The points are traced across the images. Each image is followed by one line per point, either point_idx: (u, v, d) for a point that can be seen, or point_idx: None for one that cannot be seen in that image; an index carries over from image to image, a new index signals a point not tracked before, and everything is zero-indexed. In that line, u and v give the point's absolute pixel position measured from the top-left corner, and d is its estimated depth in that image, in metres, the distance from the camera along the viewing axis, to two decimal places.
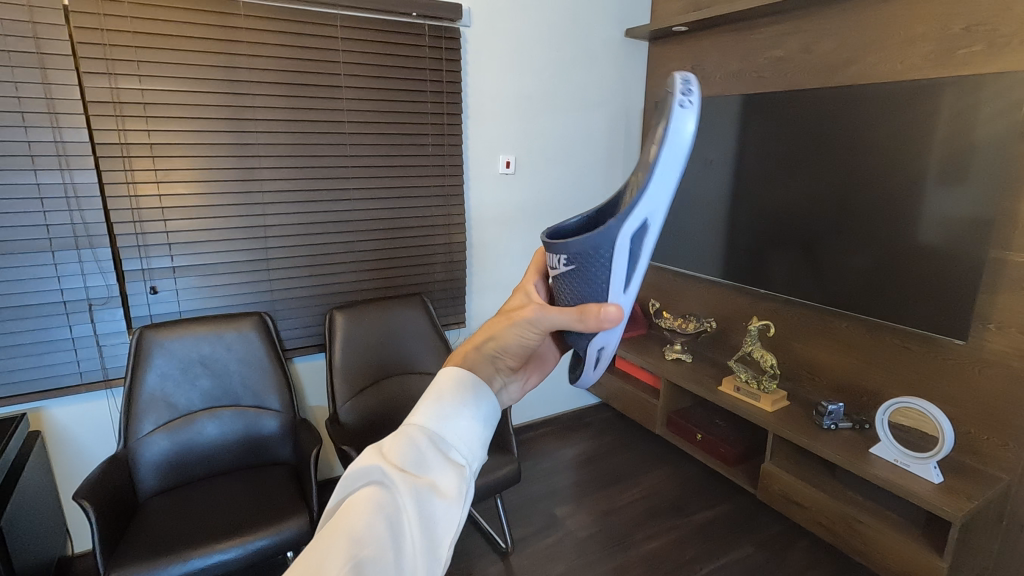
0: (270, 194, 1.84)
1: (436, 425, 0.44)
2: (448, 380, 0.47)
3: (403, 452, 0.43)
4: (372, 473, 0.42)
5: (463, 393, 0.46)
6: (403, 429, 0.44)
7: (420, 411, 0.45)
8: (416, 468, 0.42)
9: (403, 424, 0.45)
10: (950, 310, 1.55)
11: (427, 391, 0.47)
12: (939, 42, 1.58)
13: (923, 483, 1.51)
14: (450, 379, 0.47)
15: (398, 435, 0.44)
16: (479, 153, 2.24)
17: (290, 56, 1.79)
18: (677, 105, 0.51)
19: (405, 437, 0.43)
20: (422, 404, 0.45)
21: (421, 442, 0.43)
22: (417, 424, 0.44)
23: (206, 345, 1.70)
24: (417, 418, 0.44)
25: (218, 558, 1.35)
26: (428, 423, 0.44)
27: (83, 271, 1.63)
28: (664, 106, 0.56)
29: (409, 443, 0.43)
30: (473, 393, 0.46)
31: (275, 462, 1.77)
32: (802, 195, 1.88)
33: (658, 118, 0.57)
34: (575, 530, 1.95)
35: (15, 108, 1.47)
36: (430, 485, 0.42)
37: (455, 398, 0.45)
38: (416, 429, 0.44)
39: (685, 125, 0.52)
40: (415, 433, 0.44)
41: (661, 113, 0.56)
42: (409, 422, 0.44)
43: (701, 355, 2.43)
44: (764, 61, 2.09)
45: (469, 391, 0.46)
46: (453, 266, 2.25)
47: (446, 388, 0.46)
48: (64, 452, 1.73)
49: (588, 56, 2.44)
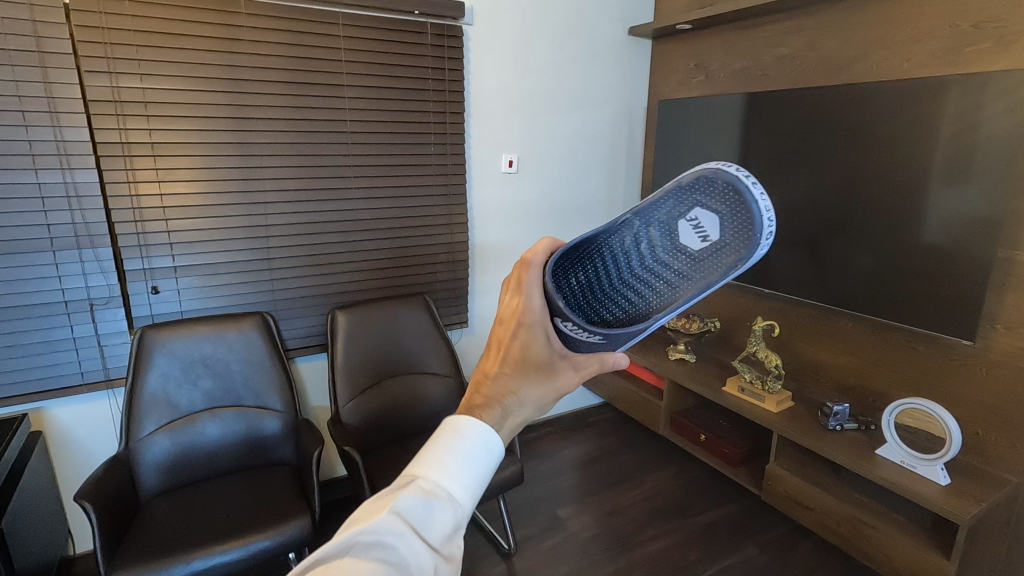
0: (273, 192, 1.83)
1: (448, 486, 0.40)
2: (452, 437, 0.43)
3: (422, 516, 0.38)
4: (376, 536, 0.36)
5: (467, 453, 0.42)
6: (421, 486, 0.40)
7: (423, 472, 0.40)
8: (434, 535, 0.38)
9: (419, 480, 0.40)
10: (958, 310, 1.53)
11: (438, 444, 0.42)
12: (946, 39, 1.57)
13: (929, 484, 1.50)
14: (453, 436, 0.43)
15: (417, 492, 0.39)
16: (482, 152, 2.23)
17: (293, 54, 1.78)
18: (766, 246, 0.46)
19: (417, 497, 0.39)
20: (436, 459, 0.41)
21: (442, 506, 0.39)
22: (438, 483, 0.40)
23: (208, 345, 1.69)
24: (436, 476, 0.40)
25: (220, 559, 1.34)
26: (447, 484, 0.40)
27: (85, 270, 1.62)
28: (736, 215, 0.46)
29: (430, 505, 0.39)
30: (480, 453, 0.42)
31: (277, 463, 1.76)
32: (807, 194, 1.87)
33: (715, 212, 0.47)
34: (579, 531, 1.94)
35: (16, 106, 1.47)
36: (443, 554, 0.38)
37: (461, 459, 0.42)
38: (436, 488, 0.40)
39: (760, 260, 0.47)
40: (437, 494, 0.39)
41: (735, 226, 0.46)
42: (428, 479, 0.40)
43: (705, 355, 2.41)
44: (768, 59, 2.07)
45: (475, 450, 0.42)
46: (455, 265, 2.23)
47: (454, 444, 0.42)
48: (66, 453, 1.72)
49: (593, 54, 2.42)
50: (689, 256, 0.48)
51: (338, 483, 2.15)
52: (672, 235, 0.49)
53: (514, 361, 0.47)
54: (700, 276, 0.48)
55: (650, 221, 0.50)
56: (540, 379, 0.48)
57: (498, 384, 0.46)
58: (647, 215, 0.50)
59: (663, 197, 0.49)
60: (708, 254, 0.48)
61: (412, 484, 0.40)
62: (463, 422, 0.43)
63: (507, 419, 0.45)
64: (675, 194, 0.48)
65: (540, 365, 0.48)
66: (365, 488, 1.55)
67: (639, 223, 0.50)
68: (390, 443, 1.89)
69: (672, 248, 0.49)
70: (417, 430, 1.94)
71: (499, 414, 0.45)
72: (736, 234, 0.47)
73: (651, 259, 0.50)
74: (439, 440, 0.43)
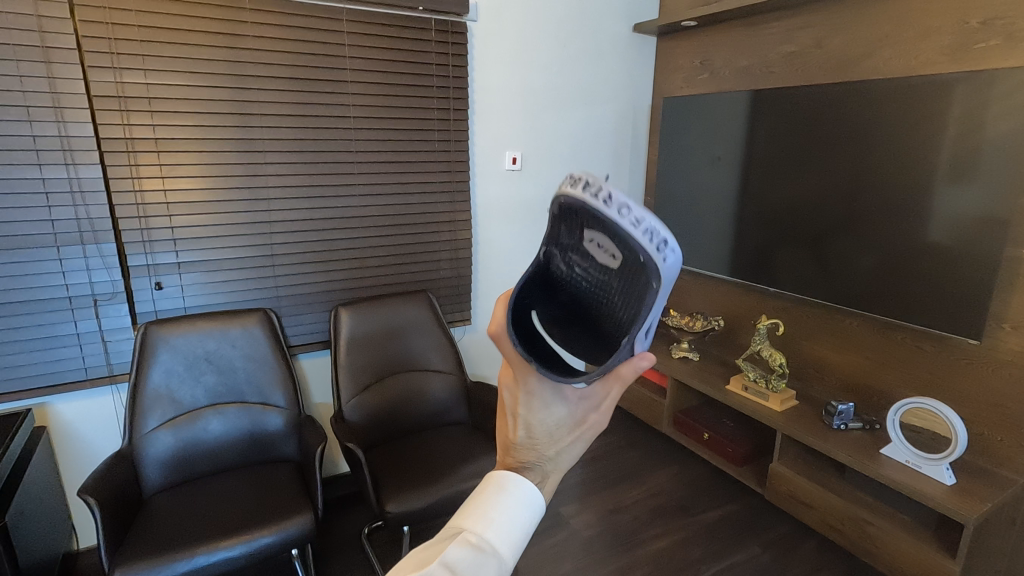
0: (275, 189, 1.83)
1: (492, 539, 0.45)
2: (499, 492, 0.47)
3: (468, 566, 0.43)
4: None
5: (512, 507, 0.46)
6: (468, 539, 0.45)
7: (468, 524, 0.45)
8: None
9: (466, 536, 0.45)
10: (965, 307, 1.52)
11: (487, 498, 0.47)
12: (955, 36, 1.55)
13: (934, 484, 1.49)
14: (500, 491, 0.47)
15: (466, 547, 0.44)
16: (486, 149, 2.22)
17: (297, 50, 1.77)
18: (660, 260, 0.41)
19: (465, 549, 0.44)
20: (484, 515, 0.46)
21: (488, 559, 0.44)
22: (484, 540, 0.45)
23: (211, 341, 1.69)
24: (483, 533, 0.45)
25: (222, 555, 1.34)
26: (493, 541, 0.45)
27: (88, 266, 1.62)
28: (618, 237, 0.42)
29: (475, 557, 0.44)
30: (522, 508, 0.46)
31: (280, 459, 1.76)
32: (812, 192, 1.86)
33: (599, 232, 0.43)
34: (582, 529, 1.94)
35: (20, 101, 1.47)
36: None
37: (506, 513, 0.46)
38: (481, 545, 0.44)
39: (674, 264, 0.42)
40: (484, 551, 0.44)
41: (620, 244, 0.42)
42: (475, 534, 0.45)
43: (709, 353, 2.41)
44: (775, 57, 2.06)
45: (519, 505, 0.46)
46: (459, 262, 2.22)
47: (499, 499, 0.47)
48: (71, 448, 1.73)
49: (597, 51, 2.41)
50: (615, 274, 0.46)
51: (340, 480, 2.15)
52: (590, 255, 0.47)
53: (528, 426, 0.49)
54: (630, 293, 0.45)
55: (564, 247, 0.49)
56: (558, 433, 0.49)
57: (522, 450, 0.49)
58: (559, 243, 0.49)
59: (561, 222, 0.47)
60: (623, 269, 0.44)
61: (460, 540, 0.45)
62: (506, 479, 0.48)
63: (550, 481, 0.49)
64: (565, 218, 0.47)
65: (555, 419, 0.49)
66: (370, 488, 1.54)
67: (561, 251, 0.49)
68: (393, 440, 1.89)
69: (598, 269, 0.47)
70: (420, 428, 1.95)
71: (538, 474, 0.49)
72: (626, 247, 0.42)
73: (592, 282, 0.48)
74: (488, 492, 0.47)
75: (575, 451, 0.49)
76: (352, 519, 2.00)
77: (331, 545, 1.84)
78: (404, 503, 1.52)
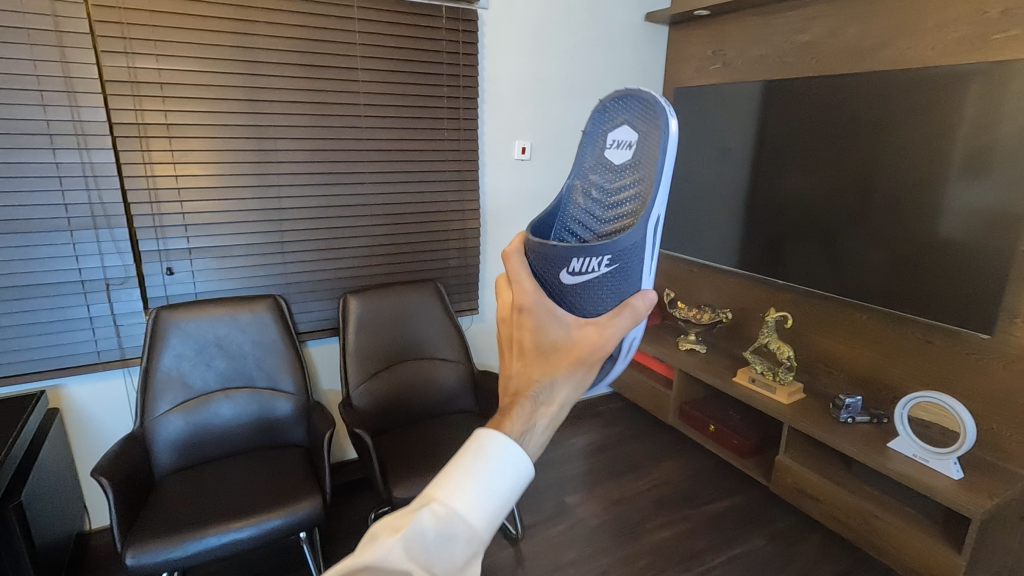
0: (286, 176, 1.83)
1: (453, 507, 0.43)
2: (469, 458, 0.45)
3: (437, 546, 0.42)
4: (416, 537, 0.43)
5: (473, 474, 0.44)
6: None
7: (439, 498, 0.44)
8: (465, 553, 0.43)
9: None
10: (979, 302, 1.51)
11: (469, 461, 0.45)
12: (973, 26, 1.53)
13: (941, 478, 1.49)
14: (470, 457, 0.45)
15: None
16: (495, 138, 2.22)
17: (307, 37, 1.77)
18: (664, 107, 0.61)
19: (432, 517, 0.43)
20: (455, 487, 0.44)
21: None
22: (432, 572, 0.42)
23: (222, 326, 1.71)
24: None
25: (232, 536, 1.36)
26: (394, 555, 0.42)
27: (101, 250, 1.63)
28: (637, 116, 0.63)
29: (438, 529, 0.43)
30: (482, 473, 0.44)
31: (288, 444, 1.78)
32: (823, 184, 1.85)
33: (632, 128, 0.63)
34: (586, 518, 1.95)
35: (35, 86, 1.48)
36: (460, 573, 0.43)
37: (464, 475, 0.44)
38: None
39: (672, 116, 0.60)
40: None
41: (637, 120, 0.63)
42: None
43: (716, 346, 2.40)
44: (788, 46, 2.04)
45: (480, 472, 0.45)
46: (468, 252, 2.23)
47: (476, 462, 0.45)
48: (83, 429, 1.75)
49: (608, 39, 2.39)
50: (630, 164, 0.62)
51: (348, 465, 2.18)
52: (614, 159, 0.64)
53: (565, 376, 0.49)
54: (639, 167, 0.60)
55: (595, 166, 0.66)
56: (551, 349, 0.50)
57: (524, 375, 0.50)
58: (588, 165, 0.67)
59: (638, 137, 0.62)
60: (634, 151, 0.62)
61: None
62: (489, 442, 0.46)
63: (533, 434, 0.47)
64: (588, 173, 0.66)
65: (590, 360, 0.50)
66: (378, 473, 1.56)
67: (586, 175, 0.66)
68: (400, 428, 1.90)
69: (620, 164, 0.63)
70: (426, 416, 1.96)
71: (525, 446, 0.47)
72: (637, 123, 0.63)
73: (608, 184, 0.63)
74: (474, 455, 0.45)
75: (571, 376, 0.49)
76: (359, 505, 2.02)
77: (337, 531, 1.86)
78: (411, 489, 1.54)
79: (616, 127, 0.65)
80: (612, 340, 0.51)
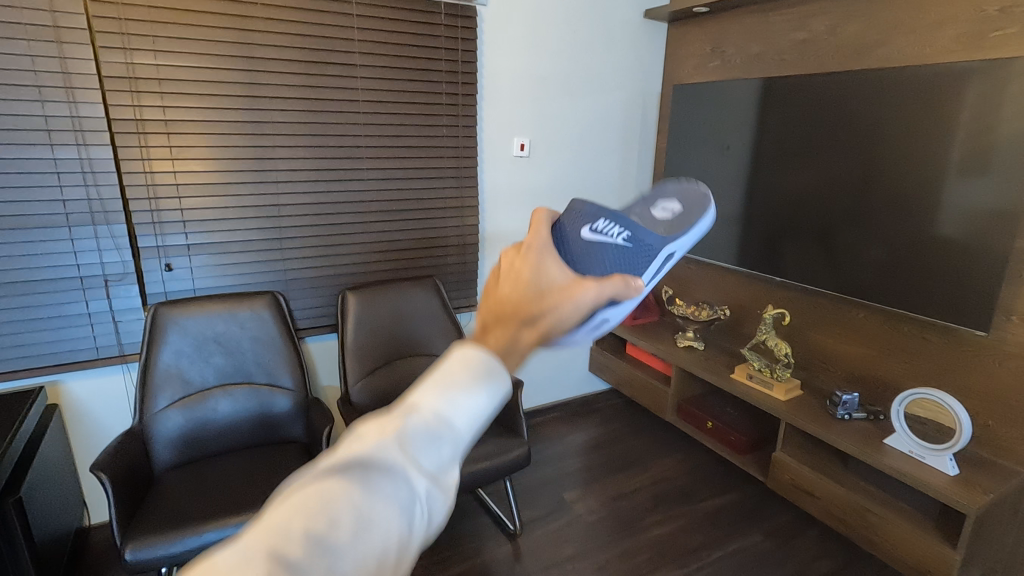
0: (284, 172, 1.83)
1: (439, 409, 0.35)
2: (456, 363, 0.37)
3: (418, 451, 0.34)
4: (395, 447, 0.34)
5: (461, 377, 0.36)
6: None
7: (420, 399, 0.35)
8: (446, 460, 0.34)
9: (295, 534, 0.30)
10: (976, 299, 1.51)
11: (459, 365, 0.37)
12: (973, 23, 1.53)
13: (938, 474, 1.49)
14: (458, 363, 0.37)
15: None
16: (494, 135, 2.22)
17: (306, 33, 1.77)
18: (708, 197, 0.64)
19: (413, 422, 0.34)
20: (442, 386, 0.36)
21: (401, 563, 0.31)
22: (424, 488, 0.33)
23: (220, 322, 1.71)
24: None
25: (230, 531, 1.37)
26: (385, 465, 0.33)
27: (100, 246, 1.64)
28: (686, 194, 0.66)
29: (424, 435, 0.34)
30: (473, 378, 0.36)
31: (287, 440, 1.78)
32: (821, 182, 1.85)
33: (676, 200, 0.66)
34: (584, 514, 1.96)
35: (32, 81, 1.48)
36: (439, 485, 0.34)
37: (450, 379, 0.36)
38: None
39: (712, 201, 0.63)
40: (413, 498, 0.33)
41: (684, 195, 0.66)
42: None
43: (714, 343, 2.41)
44: (787, 44, 2.04)
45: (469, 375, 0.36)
46: (466, 249, 2.23)
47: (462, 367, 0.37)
48: (81, 425, 1.76)
49: (607, 35, 2.38)
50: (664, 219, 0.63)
51: None
52: (651, 215, 0.65)
53: (546, 321, 0.41)
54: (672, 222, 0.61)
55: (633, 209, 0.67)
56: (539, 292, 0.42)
57: (504, 304, 0.41)
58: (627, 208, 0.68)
59: (681, 207, 0.64)
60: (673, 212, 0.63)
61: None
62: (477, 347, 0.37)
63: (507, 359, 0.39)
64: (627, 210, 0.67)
65: (572, 315, 0.42)
66: None
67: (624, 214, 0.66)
68: None
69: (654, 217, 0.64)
70: None
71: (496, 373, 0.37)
72: (684, 198, 0.66)
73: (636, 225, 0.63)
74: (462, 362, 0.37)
75: (551, 323, 0.41)
76: None
77: None
78: None
79: (665, 198, 0.67)
80: (601, 297, 0.43)
